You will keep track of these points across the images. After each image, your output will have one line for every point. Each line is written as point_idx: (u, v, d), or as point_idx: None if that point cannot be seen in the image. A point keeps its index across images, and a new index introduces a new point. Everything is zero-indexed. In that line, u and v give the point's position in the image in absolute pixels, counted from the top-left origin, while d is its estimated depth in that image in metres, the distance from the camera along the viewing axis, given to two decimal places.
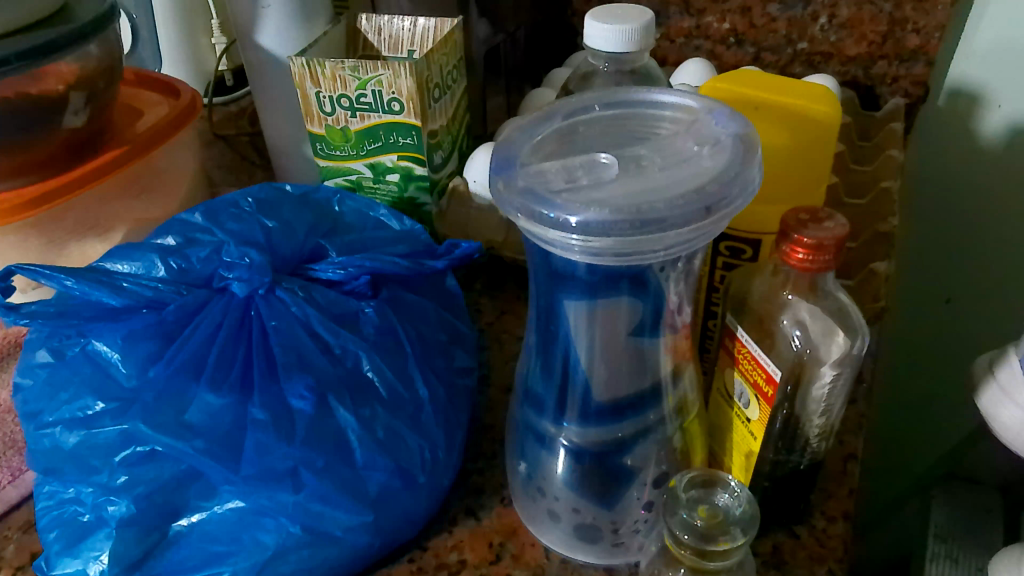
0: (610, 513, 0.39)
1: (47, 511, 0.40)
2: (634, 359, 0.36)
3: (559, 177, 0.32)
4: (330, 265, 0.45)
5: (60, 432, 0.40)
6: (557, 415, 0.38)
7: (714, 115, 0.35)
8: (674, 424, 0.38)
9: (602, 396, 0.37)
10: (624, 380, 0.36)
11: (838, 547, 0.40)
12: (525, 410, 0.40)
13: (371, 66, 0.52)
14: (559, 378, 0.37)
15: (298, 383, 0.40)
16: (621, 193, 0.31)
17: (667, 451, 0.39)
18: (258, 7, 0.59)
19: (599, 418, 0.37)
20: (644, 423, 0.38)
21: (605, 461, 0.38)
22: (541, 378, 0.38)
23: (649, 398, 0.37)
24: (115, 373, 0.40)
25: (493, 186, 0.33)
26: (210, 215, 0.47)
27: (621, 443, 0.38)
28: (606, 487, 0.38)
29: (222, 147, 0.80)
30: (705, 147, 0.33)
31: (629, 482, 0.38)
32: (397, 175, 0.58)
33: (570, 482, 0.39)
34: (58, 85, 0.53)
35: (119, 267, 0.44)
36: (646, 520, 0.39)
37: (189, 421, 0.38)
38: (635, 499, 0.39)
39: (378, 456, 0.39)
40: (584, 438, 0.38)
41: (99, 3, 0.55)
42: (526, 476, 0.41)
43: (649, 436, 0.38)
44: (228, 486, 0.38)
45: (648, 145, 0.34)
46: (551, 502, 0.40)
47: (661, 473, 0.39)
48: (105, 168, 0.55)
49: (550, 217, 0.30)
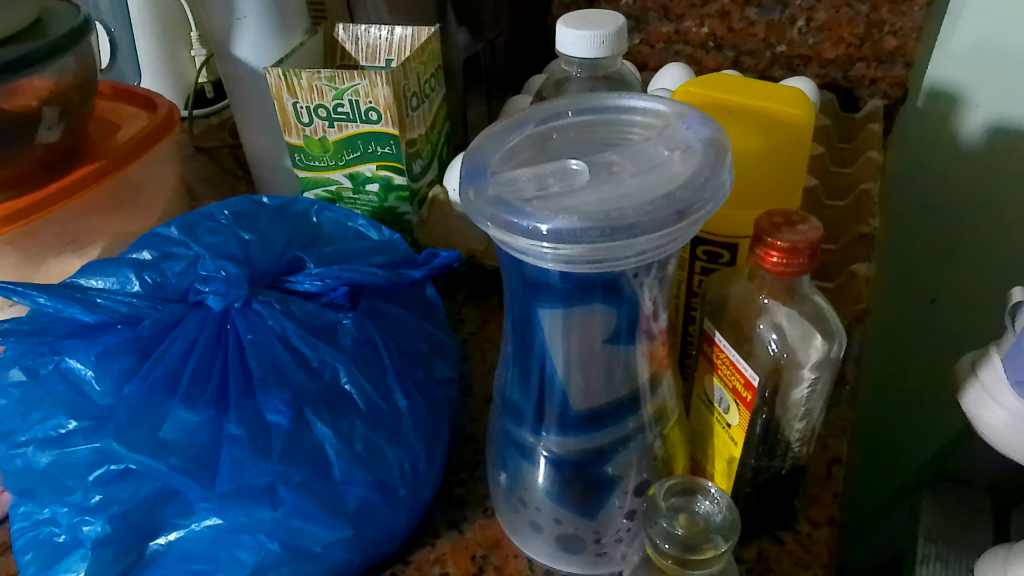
0: (592, 523, 0.38)
1: (21, 533, 0.39)
2: (609, 368, 0.36)
3: (529, 185, 0.32)
4: (307, 278, 0.44)
5: (32, 453, 0.39)
6: (535, 426, 0.38)
7: (686, 119, 0.35)
8: (654, 432, 0.38)
9: (581, 405, 0.36)
10: (600, 389, 0.36)
11: (824, 552, 0.40)
12: (505, 421, 0.40)
13: (347, 76, 0.52)
14: (537, 388, 0.37)
15: (275, 398, 0.39)
16: (592, 199, 0.30)
17: (648, 458, 0.38)
18: (233, 19, 0.59)
19: (577, 426, 0.37)
20: (623, 431, 0.37)
21: (586, 471, 0.38)
22: (518, 388, 0.38)
23: (628, 407, 0.37)
24: (89, 391, 0.39)
25: (464, 194, 0.33)
26: (186, 228, 0.46)
27: (602, 451, 0.37)
28: (586, 497, 0.38)
29: (203, 160, 0.80)
30: (676, 152, 0.32)
31: (611, 491, 0.38)
32: (377, 185, 0.58)
33: (552, 492, 0.38)
34: (32, 100, 0.53)
35: (93, 283, 0.43)
36: (629, 529, 0.39)
37: (163, 439, 0.37)
38: (617, 508, 0.38)
39: (357, 470, 0.39)
40: (562, 449, 0.37)
41: (72, 18, 0.55)
42: (508, 488, 0.40)
43: (629, 444, 0.38)
44: (205, 504, 0.37)
45: (619, 150, 0.33)
46: (533, 513, 0.39)
47: (642, 481, 0.38)
48: (82, 183, 0.55)
49: (521, 225, 0.30)
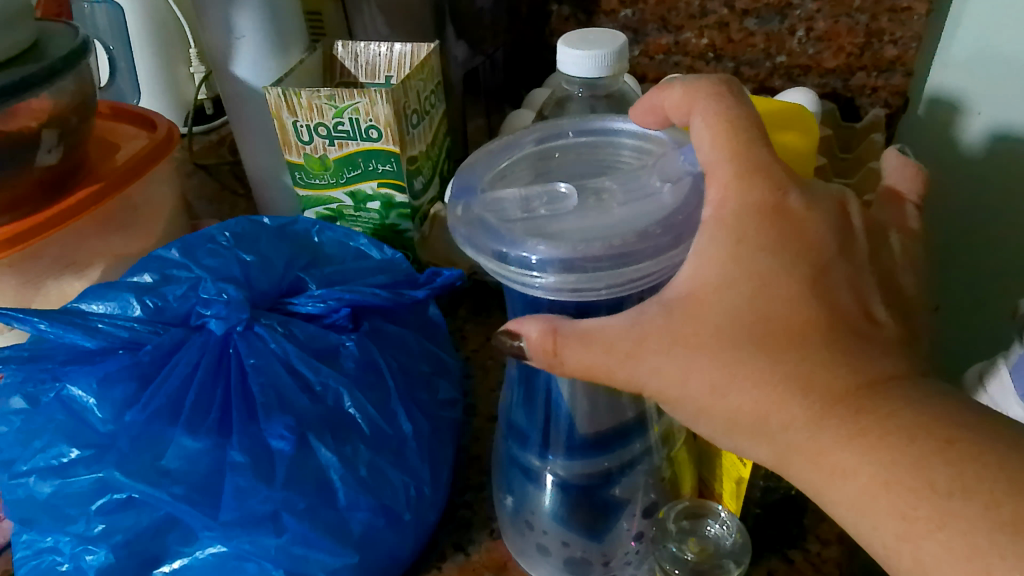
0: (600, 546, 0.38)
1: (24, 561, 0.39)
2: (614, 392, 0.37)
3: (515, 206, 0.35)
4: (309, 299, 0.44)
5: (34, 482, 0.38)
6: (542, 449, 0.38)
7: (682, 148, 0.37)
8: (660, 454, 0.39)
9: (587, 428, 0.37)
10: (608, 412, 0.37)
11: (834, 571, 0.39)
12: (510, 444, 0.40)
13: (346, 94, 0.52)
14: (543, 412, 0.38)
15: (277, 424, 0.38)
16: (572, 225, 0.33)
17: (655, 480, 0.39)
18: (232, 38, 0.59)
19: (583, 449, 0.37)
20: (630, 454, 0.38)
21: (591, 493, 0.38)
22: (524, 411, 0.39)
23: (634, 429, 0.38)
24: (90, 418, 0.39)
25: (455, 211, 0.36)
26: (187, 250, 0.46)
27: (610, 475, 0.38)
28: (594, 520, 0.38)
29: (202, 177, 0.80)
30: (669, 184, 0.35)
31: (618, 513, 0.38)
32: (378, 203, 0.57)
33: (559, 515, 0.38)
34: (30, 122, 0.52)
35: (94, 308, 0.43)
36: (636, 553, 0.39)
37: (165, 467, 0.37)
38: (625, 531, 0.38)
39: (361, 495, 0.38)
40: (570, 471, 0.37)
41: (71, 40, 0.55)
42: (513, 510, 0.39)
43: (636, 467, 0.38)
44: (208, 532, 0.37)
45: (612, 178, 0.36)
46: (539, 535, 0.39)
47: (651, 503, 0.39)
48: (82, 206, 0.55)
49: (501, 250, 0.33)
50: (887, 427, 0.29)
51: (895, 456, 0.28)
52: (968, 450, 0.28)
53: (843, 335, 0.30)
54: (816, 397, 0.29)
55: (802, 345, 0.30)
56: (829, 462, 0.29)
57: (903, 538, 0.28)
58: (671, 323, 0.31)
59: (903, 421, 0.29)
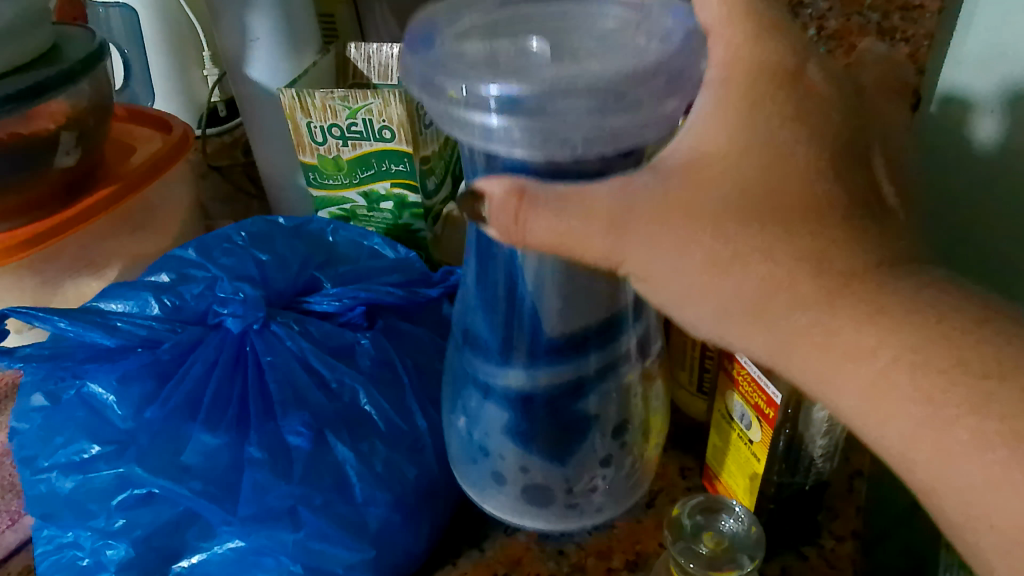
0: (563, 471, 0.36)
1: (44, 557, 0.39)
2: (573, 274, 0.32)
3: (479, 56, 0.30)
4: (324, 298, 0.44)
5: (57, 478, 0.39)
6: (505, 358, 0.34)
7: (671, 10, 0.31)
8: (633, 366, 0.36)
9: (556, 328, 0.33)
10: (580, 308, 0.33)
11: (848, 567, 0.40)
12: (468, 354, 0.36)
13: (360, 95, 0.52)
14: (505, 310, 0.34)
15: (294, 420, 0.39)
16: (546, 70, 0.28)
17: (625, 397, 0.36)
18: (247, 41, 0.60)
19: (551, 356, 0.34)
20: (601, 365, 0.35)
21: (558, 408, 0.35)
22: (484, 313, 0.35)
23: (606, 335, 0.34)
24: (110, 415, 0.40)
25: (405, 63, 0.31)
26: (203, 250, 0.46)
27: (581, 381, 0.35)
28: (559, 440, 0.36)
29: (216, 179, 0.81)
30: (655, 39, 0.29)
31: (585, 433, 0.36)
32: (391, 203, 0.58)
33: (521, 436, 0.36)
34: (49, 125, 0.53)
35: (113, 306, 0.43)
36: (603, 476, 0.37)
37: (185, 463, 0.37)
38: (592, 451, 0.36)
39: (377, 490, 0.39)
40: (536, 386, 0.34)
41: (88, 43, 0.56)
42: (467, 433, 0.38)
43: (607, 379, 0.35)
44: (226, 527, 0.37)
45: (589, 36, 0.30)
46: (497, 462, 0.37)
47: (619, 421, 0.37)
48: (100, 207, 0.55)
49: (463, 92, 0.28)
50: (912, 308, 0.25)
51: (925, 333, 0.25)
52: (1004, 327, 0.25)
53: (856, 213, 0.27)
54: (831, 274, 0.26)
55: (818, 220, 0.27)
56: (838, 342, 0.26)
57: (926, 425, 0.24)
58: (665, 198, 0.27)
59: (937, 294, 0.26)
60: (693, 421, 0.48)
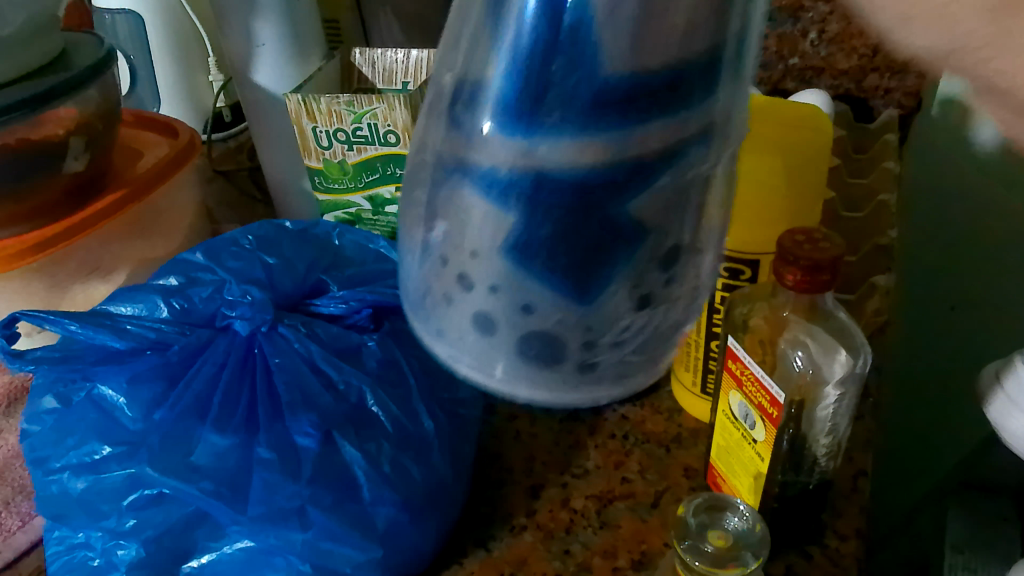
0: (581, 313, 0.23)
1: (56, 557, 0.40)
2: (659, 4, 0.19)
3: None
4: (332, 300, 0.46)
5: (68, 478, 0.39)
6: (514, 114, 0.21)
7: None
8: (722, 146, 0.23)
9: (616, 65, 0.20)
10: (656, 33, 0.19)
11: (853, 566, 0.40)
12: (456, 112, 0.22)
13: (366, 100, 0.53)
14: (531, 21, 0.20)
15: (303, 420, 0.39)
16: None
17: (693, 200, 0.23)
18: (251, 46, 0.60)
19: (601, 124, 0.20)
20: (679, 130, 0.21)
21: (592, 207, 0.21)
22: (492, 36, 0.21)
23: (692, 84, 0.21)
24: (121, 417, 0.40)
25: None
26: (210, 253, 0.47)
27: (637, 169, 0.21)
28: (583, 267, 0.22)
29: (222, 183, 0.81)
30: None
31: (625, 253, 0.22)
32: (396, 206, 0.58)
33: (522, 254, 0.22)
34: (58, 130, 0.54)
35: (122, 309, 0.44)
36: (631, 330, 0.24)
37: (195, 463, 0.38)
38: (621, 293, 0.23)
39: (385, 490, 0.39)
40: (560, 160, 0.21)
41: (97, 49, 0.56)
42: (440, 248, 0.24)
43: (679, 161, 0.22)
44: (236, 527, 0.38)
45: None
46: (480, 300, 0.23)
47: (673, 246, 0.23)
48: (109, 211, 0.56)
49: None
50: None
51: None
52: None
53: None
54: None
55: None
56: None
57: None
58: None
59: None
60: (697, 422, 0.49)
